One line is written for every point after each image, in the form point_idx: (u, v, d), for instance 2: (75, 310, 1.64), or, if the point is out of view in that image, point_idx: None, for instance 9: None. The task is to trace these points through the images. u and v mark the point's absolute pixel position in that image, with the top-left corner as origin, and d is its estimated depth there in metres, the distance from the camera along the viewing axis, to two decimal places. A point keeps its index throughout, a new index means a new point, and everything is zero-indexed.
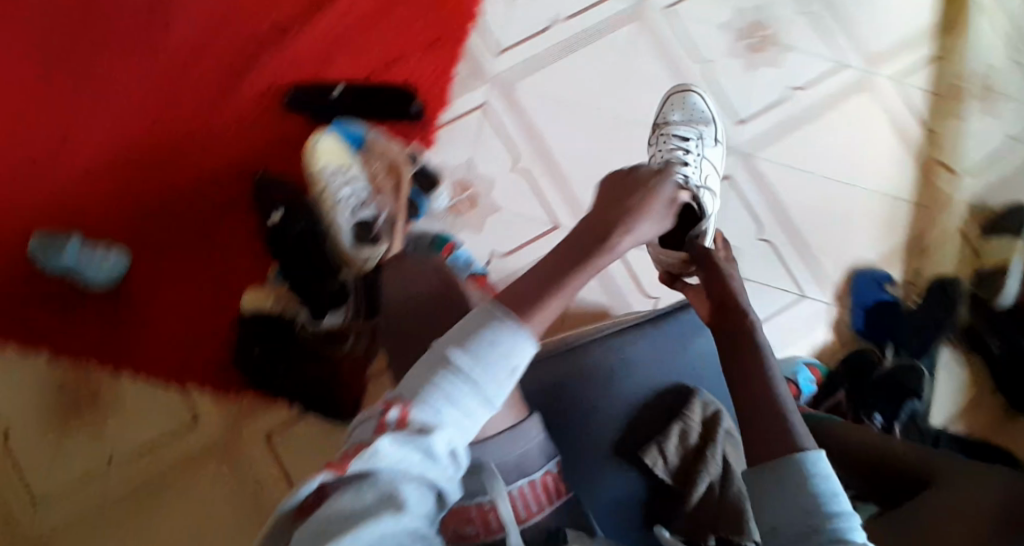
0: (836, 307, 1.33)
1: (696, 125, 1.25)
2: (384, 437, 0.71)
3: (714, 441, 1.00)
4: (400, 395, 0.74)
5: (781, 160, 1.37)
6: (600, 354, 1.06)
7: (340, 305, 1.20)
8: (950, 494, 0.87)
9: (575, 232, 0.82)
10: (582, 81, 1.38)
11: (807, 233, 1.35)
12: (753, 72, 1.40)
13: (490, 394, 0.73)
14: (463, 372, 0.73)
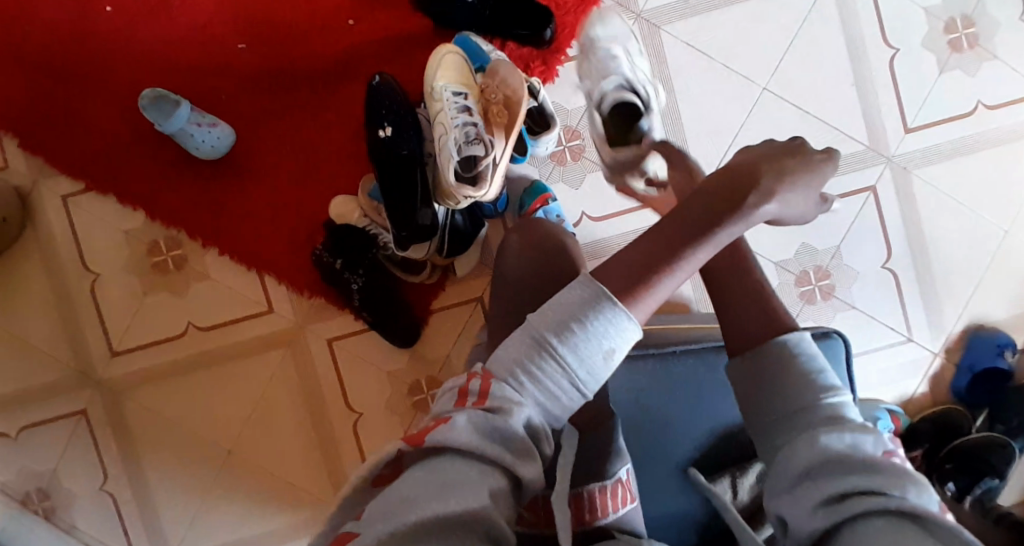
0: (941, 360, 1.19)
1: (620, 39, 1.19)
2: (463, 414, 0.77)
3: None
4: (486, 373, 0.82)
5: (939, 183, 1.20)
6: (689, 367, 1.00)
7: (422, 240, 1.14)
8: None
9: (695, 204, 0.92)
10: (741, 44, 1.22)
11: (936, 272, 1.20)
12: (939, 75, 1.21)
13: (582, 375, 0.81)
14: (556, 353, 0.81)
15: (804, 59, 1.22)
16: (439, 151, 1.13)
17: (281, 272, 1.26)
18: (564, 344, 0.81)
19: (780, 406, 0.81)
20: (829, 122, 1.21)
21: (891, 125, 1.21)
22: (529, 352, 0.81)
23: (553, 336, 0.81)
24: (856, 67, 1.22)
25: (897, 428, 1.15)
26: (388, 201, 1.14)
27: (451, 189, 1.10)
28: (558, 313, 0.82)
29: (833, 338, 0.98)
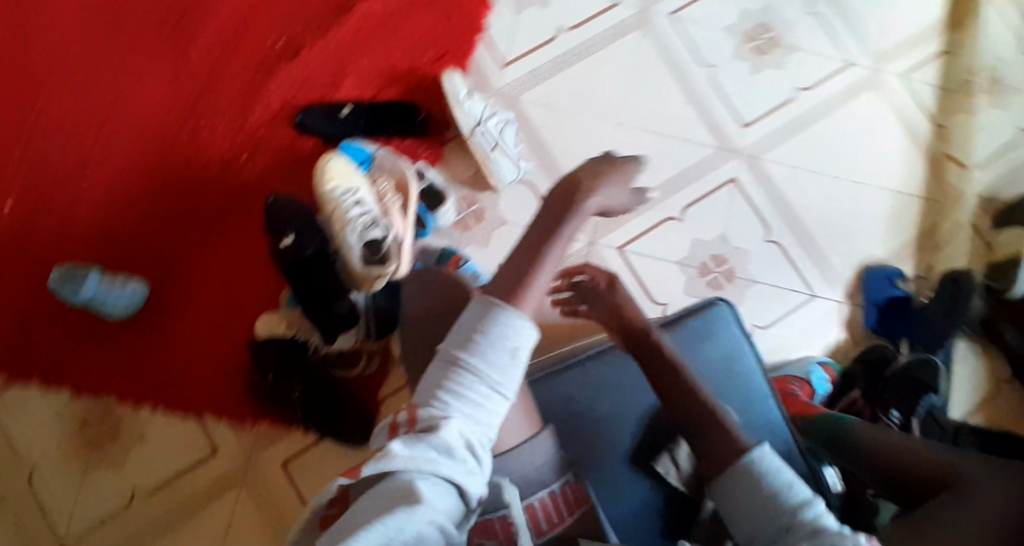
0: (849, 305, 1.30)
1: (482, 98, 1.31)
2: (396, 441, 0.81)
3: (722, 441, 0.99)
4: (412, 404, 0.86)
5: (790, 162, 1.34)
6: (615, 364, 1.04)
7: (350, 327, 1.22)
8: (967, 506, 0.89)
9: (542, 213, 1.00)
10: (588, 91, 1.35)
11: (814, 234, 1.31)
12: (757, 73, 1.37)
13: (496, 379, 0.85)
14: (468, 366, 0.85)
15: (642, 89, 1.36)
16: (343, 245, 1.19)
17: (220, 410, 1.27)
18: (473, 355, 0.85)
19: (761, 521, 0.85)
20: (681, 135, 1.34)
21: (733, 125, 1.35)
22: (445, 371, 0.86)
23: (463, 351, 0.85)
24: (687, 85, 1.36)
25: (833, 376, 1.24)
26: (304, 298, 1.19)
27: (362, 274, 1.19)
28: (464, 332, 0.87)
29: (718, 305, 1.09)
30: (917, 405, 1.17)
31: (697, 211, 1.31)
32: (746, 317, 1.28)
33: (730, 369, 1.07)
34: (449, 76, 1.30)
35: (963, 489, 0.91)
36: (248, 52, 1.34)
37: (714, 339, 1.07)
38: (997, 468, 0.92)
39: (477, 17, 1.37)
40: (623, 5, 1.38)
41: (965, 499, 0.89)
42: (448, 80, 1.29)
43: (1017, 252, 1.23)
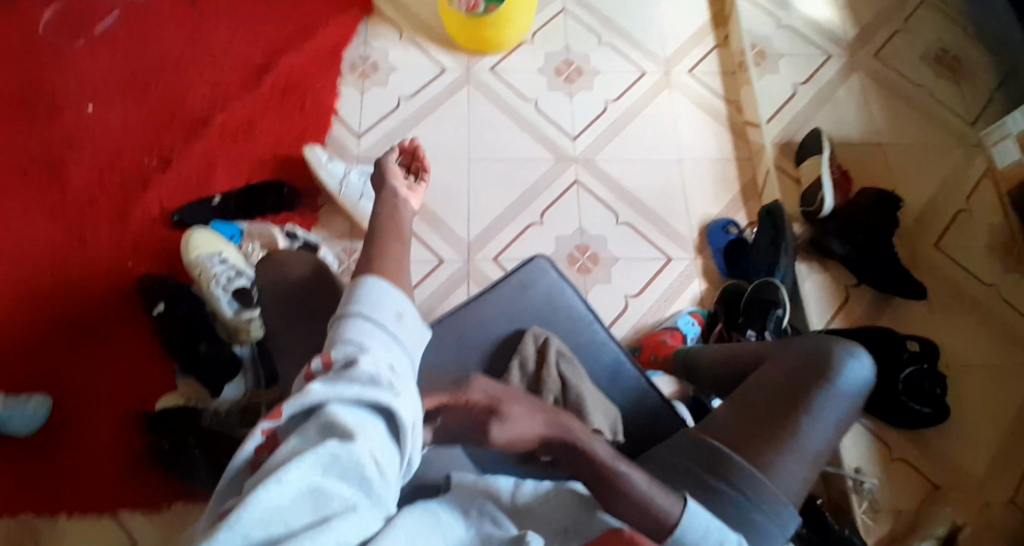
0: (700, 259, 1.48)
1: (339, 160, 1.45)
2: (317, 382, 0.73)
3: (547, 364, 1.00)
4: (322, 350, 0.78)
5: (618, 156, 1.55)
6: (448, 326, 1.04)
7: (237, 375, 1.23)
8: (769, 372, 0.93)
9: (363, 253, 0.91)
10: (435, 142, 1.52)
11: (655, 208, 1.52)
12: (572, 98, 1.59)
13: (394, 334, 0.81)
14: (361, 315, 0.80)
15: (481, 129, 1.54)
16: (210, 300, 1.23)
17: (132, 498, 1.21)
18: (362, 300, 0.82)
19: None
20: (523, 156, 1.53)
21: (565, 140, 1.56)
22: (334, 328, 0.80)
23: (349, 305, 0.82)
24: (517, 118, 1.56)
25: (701, 320, 1.40)
26: (184, 361, 1.25)
27: (234, 322, 1.22)
28: (348, 294, 0.83)
29: (536, 260, 1.10)
30: (766, 325, 1.31)
31: (553, 212, 1.49)
32: (617, 289, 1.45)
33: (555, 308, 1.08)
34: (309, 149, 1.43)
35: (757, 374, 0.95)
36: (127, 168, 1.44)
37: (534, 285, 1.08)
38: (794, 350, 0.94)
39: (327, 102, 1.53)
40: (447, 70, 1.59)
41: (763, 382, 0.93)
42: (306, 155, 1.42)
43: (817, 175, 1.45)
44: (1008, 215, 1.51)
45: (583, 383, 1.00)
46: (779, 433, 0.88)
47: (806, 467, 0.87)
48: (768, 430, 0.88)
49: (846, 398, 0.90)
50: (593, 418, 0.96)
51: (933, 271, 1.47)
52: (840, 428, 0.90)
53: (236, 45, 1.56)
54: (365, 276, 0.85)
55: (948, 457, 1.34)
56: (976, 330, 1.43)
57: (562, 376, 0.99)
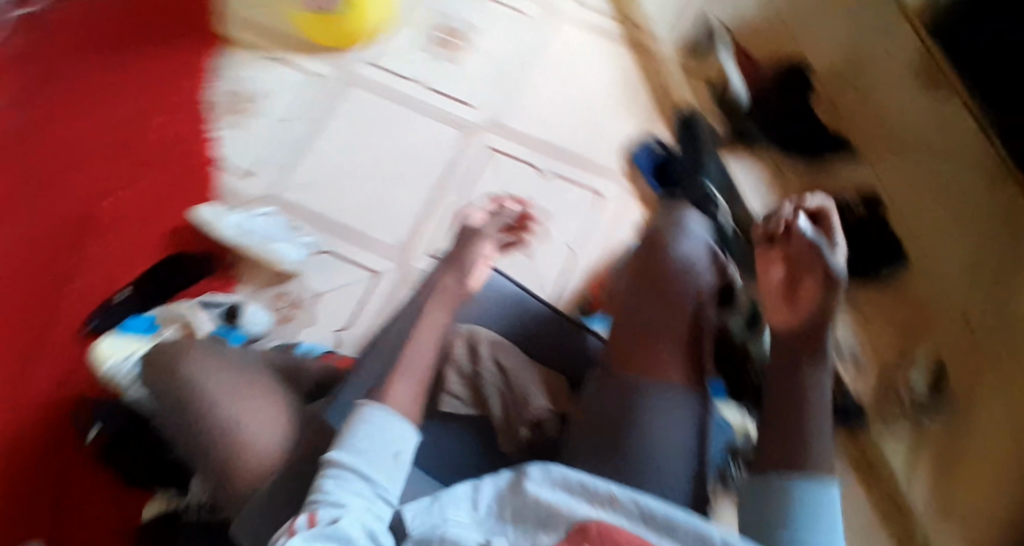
0: (631, 187, 1.45)
1: (234, 207, 1.39)
2: (295, 539, 0.75)
3: (480, 356, 1.03)
4: (309, 504, 0.79)
5: (523, 110, 1.49)
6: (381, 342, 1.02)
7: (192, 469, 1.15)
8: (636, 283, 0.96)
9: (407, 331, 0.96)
10: (334, 154, 1.45)
11: (576, 150, 1.46)
12: (460, 66, 1.52)
13: (384, 482, 0.83)
14: (350, 465, 0.81)
15: (380, 126, 1.47)
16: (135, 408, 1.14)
17: None
18: (349, 450, 0.83)
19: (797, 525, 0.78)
20: (427, 142, 1.46)
21: (467, 111, 1.48)
22: (321, 477, 0.82)
23: (341, 449, 0.83)
24: (414, 103, 1.49)
25: None
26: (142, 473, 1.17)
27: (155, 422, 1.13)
28: (343, 432, 0.85)
29: None
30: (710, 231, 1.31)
31: (476, 189, 1.43)
32: (562, 244, 1.40)
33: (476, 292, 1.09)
34: (193, 210, 1.36)
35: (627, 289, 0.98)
36: (21, 286, 1.32)
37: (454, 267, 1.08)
38: (637, 258, 1.00)
39: (211, 150, 1.43)
40: (323, 77, 1.50)
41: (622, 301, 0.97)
42: (190, 218, 1.35)
43: (722, 68, 1.47)
44: (924, 40, 1.47)
45: (517, 364, 1.03)
46: (660, 348, 0.90)
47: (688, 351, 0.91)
48: (652, 354, 0.90)
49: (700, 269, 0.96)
50: (536, 397, 1.00)
51: (862, 116, 1.45)
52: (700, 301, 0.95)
53: (98, 117, 1.44)
54: (366, 406, 0.87)
55: (919, 293, 1.35)
56: (921, 163, 1.42)
57: (499, 365, 1.03)
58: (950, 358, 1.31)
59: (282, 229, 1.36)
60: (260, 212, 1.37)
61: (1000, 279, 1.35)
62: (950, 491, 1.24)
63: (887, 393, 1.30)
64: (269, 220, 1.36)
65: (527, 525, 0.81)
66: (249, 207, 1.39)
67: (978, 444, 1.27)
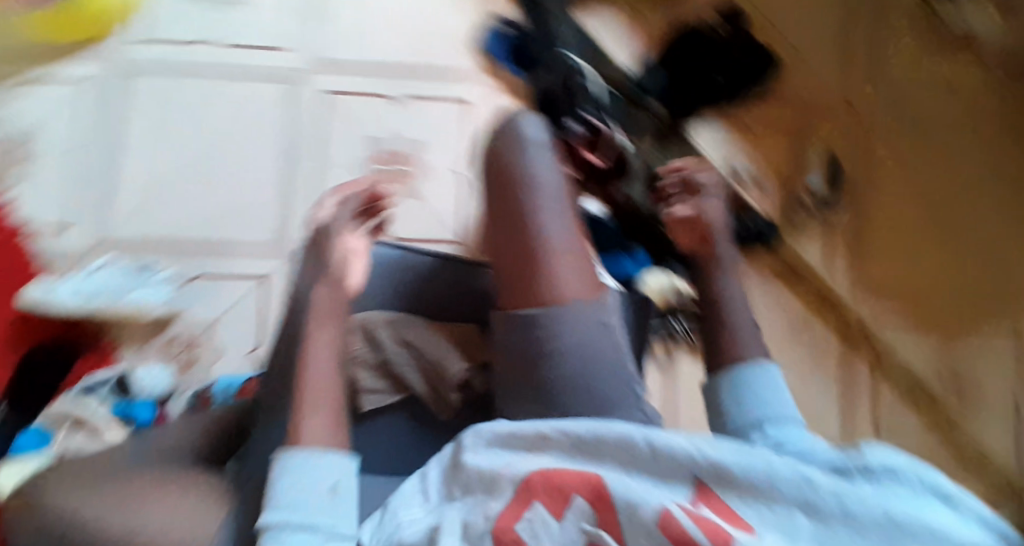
0: (490, 80, 1.32)
1: (61, 273, 1.19)
2: None
3: (380, 341, 0.97)
4: None
5: (341, 37, 1.30)
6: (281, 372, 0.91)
7: None
8: (497, 209, 0.86)
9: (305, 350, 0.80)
10: (152, 163, 1.24)
11: (415, 62, 1.31)
12: (249, 9, 1.30)
13: (328, 523, 0.69)
14: (286, 520, 0.67)
15: (186, 112, 1.26)
16: None
17: None
18: (278, 503, 0.69)
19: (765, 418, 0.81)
20: (252, 110, 1.27)
21: (277, 57, 1.28)
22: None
23: (269, 506, 0.69)
24: (211, 71, 1.27)
25: None
26: None
27: None
28: (266, 486, 0.71)
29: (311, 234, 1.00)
30: (579, 103, 1.19)
31: (330, 144, 1.27)
32: (443, 172, 1.28)
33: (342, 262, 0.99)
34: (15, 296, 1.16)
35: (495, 217, 0.86)
36: None
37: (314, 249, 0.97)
38: (489, 179, 0.88)
39: (10, 214, 1.20)
40: (98, 77, 1.25)
41: (495, 231, 0.86)
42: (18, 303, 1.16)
43: None
44: None
45: (420, 333, 0.98)
46: (534, 261, 0.80)
47: (572, 255, 0.81)
48: (528, 272, 0.80)
49: (545, 162, 0.86)
50: (451, 362, 0.96)
51: None
52: (560, 195, 0.85)
53: None
54: (284, 453, 0.72)
55: (789, 87, 1.31)
56: None
57: (405, 342, 0.97)
58: (836, 143, 1.29)
59: (129, 274, 1.19)
60: (94, 266, 1.19)
61: (856, 45, 1.32)
62: (870, 267, 1.25)
63: (790, 201, 1.26)
64: (108, 273, 1.19)
65: (474, 497, 0.65)
66: (81, 265, 1.20)
67: (885, 218, 1.27)
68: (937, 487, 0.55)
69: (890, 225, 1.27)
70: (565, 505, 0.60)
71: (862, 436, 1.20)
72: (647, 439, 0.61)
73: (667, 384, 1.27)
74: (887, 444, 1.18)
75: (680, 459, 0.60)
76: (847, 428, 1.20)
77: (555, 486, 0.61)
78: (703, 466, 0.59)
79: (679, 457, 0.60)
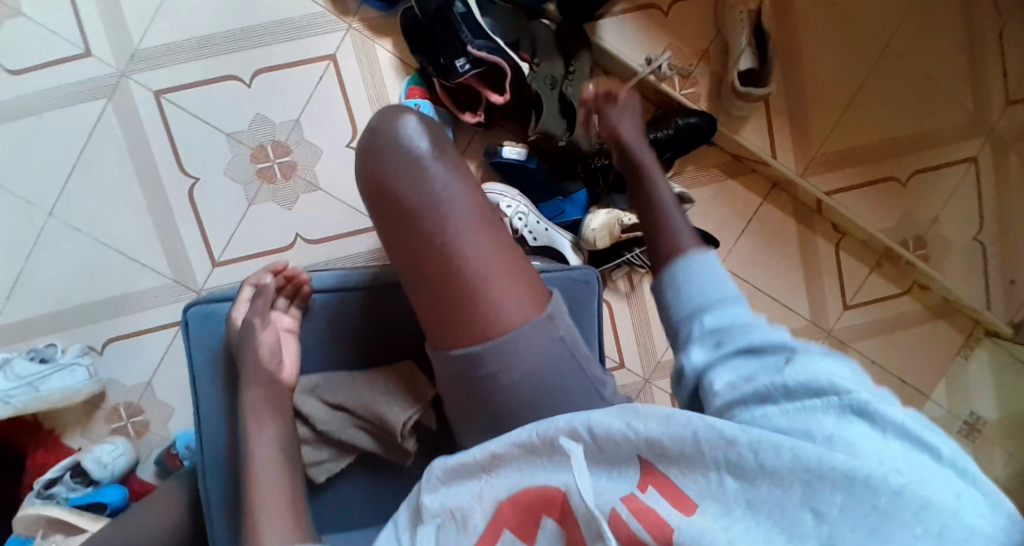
0: (350, 19, 1.10)
1: None
2: None
3: (307, 411, 0.82)
4: None
5: (152, 17, 1.08)
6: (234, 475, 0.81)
7: None
8: (396, 239, 0.71)
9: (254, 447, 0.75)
10: (3, 232, 1.09)
11: (249, 20, 1.09)
12: (27, 14, 1.07)
13: None
14: None
15: (11, 165, 1.08)
16: None
17: None
18: None
19: (713, 302, 0.70)
20: (86, 137, 1.09)
21: (85, 68, 1.08)
22: None
23: None
24: (18, 108, 1.07)
25: (422, 90, 1.08)
26: None
27: None
28: None
29: (193, 312, 0.84)
30: (461, 34, 0.99)
31: (194, 150, 1.10)
32: (335, 149, 1.11)
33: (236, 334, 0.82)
34: None
35: (394, 249, 0.72)
36: None
37: (209, 327, 0.83)
38: (371, 205, 0.73)
39: None
40: None
41: (400, 264, 0.72)
42: None
43: None
44: None
45: (351, 386, 0.82)
46: (476, 299, 0.70)
47: (506, 278, 0.71)
48: (471, 311, 0.70)
49: (437, 168, 0.72)
50: (393, 410, 0.80)
51: None
52: (467, 201, 0.72)
53: None
54: None
55: None
56: None
57: (333, 403, 0.82)
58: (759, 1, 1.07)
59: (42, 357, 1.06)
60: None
61: None
62: (812, 137, 1.10)
63: (723, 90, 1.09)
64: (20, 362, 1.05)
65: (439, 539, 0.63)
66: None
67: (827, 68, 1.10)
68: (823, 394, 0.56)
69: (827, 75, 1.10)
70: (536, 529, 0.60)
71: (836, 304, 1.15)
72: (582, 426, 0.63)
73: (638, 315, 1.15)
74: (862, 306, 1.15)
75: (619, 444, 0.61)
76: (819, 309, 1.15)
77: (525, 506, 0.62)
78: (645, 451, 0.60)
79: (618, 443, 0.61)
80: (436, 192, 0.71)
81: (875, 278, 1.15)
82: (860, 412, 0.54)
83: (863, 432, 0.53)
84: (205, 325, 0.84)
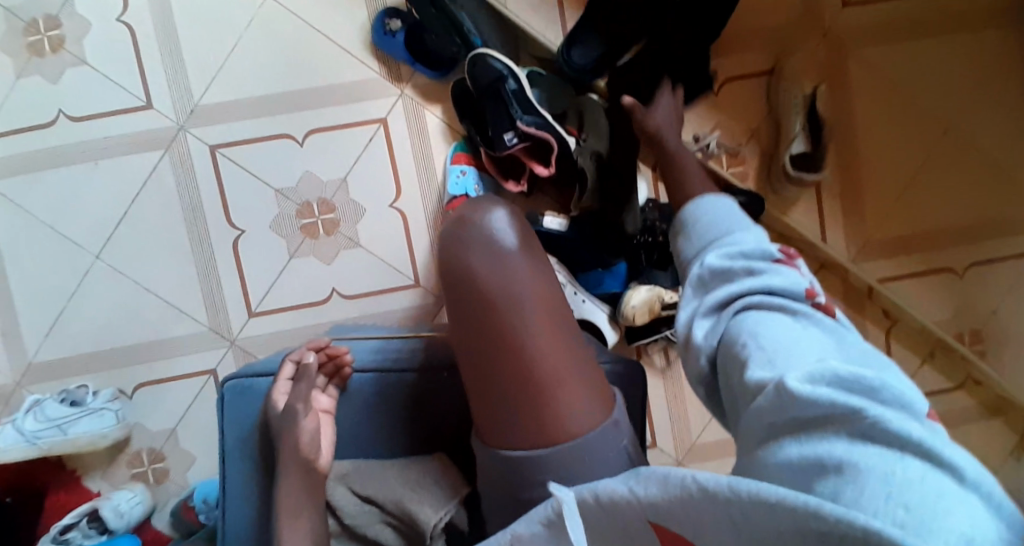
0: (402, 87, 1.12)
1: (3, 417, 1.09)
2: None
3: (336, 504, 0.81)
4: None
5: (211, 75, 1.12)
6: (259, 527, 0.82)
7: None
8: (465, 324, 0.70)
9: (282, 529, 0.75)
10: (52, 271, 1.12)
11: (303, 82, 1.12)
12: (94, 66, 1.12)
13: None
14: None
15: (65, 208, 1.12)
16: None
17: None
18: None
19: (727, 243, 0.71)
20: (139, 185, 1.12)
21: (145, 119, 1.12)
22: None
23: None
24: (77, 154, 1.12)
25: (467, 159, 1.10)
26: None
27: None
28: None
29: (231, 386, 0.85)
30: (511, 109, 1.01)
31: (240, 203, 1.12)
32: (378, 209, 1.12)
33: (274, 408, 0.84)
34: None
35: (461, 336, 0.71)
36: None
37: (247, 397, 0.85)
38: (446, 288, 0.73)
39: None
40: None
41: (465, 352, 0.71)
42: None
43: None
44: None
45: (382, 481, 0.81)
46: (539, 396, 0.68)
47: (575, 382, 0.69)
48: (532, 406, 0.68)
49: (517, 258, 0.71)
50: (422, 510, 0.77)
51: None
52: (544, 297, 0.71)
53: None
54: None
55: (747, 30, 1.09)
56: None
57: (363, 497, 0.81)
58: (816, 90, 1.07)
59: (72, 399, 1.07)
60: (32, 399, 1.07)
61: None
62: (865, 221, 1.09)
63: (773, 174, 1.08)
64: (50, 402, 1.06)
65: None
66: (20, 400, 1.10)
67: (881, 162, 1.09)
68: (834, 411, 0.51)
69: (880, 168, 1.09)
70: None
71: None
72: (588, 493, 0.58)
73: (672, 393, 1.13)
74: None
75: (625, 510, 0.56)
76: None
77: None
78: (653, 515, 0.54)
79: (623, 507, 0.56)
80: (512, 284, 0.70)
81: (924, 371, 1.14)
82: (871, 436, 0.50)
83: (875, 469, 0.48)
84: (243, 397, 0.85)
